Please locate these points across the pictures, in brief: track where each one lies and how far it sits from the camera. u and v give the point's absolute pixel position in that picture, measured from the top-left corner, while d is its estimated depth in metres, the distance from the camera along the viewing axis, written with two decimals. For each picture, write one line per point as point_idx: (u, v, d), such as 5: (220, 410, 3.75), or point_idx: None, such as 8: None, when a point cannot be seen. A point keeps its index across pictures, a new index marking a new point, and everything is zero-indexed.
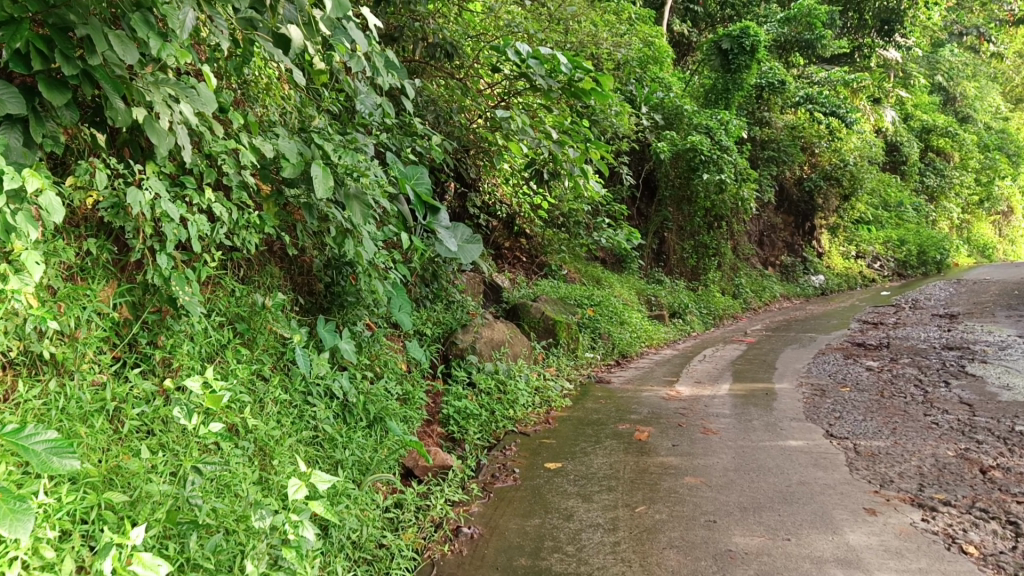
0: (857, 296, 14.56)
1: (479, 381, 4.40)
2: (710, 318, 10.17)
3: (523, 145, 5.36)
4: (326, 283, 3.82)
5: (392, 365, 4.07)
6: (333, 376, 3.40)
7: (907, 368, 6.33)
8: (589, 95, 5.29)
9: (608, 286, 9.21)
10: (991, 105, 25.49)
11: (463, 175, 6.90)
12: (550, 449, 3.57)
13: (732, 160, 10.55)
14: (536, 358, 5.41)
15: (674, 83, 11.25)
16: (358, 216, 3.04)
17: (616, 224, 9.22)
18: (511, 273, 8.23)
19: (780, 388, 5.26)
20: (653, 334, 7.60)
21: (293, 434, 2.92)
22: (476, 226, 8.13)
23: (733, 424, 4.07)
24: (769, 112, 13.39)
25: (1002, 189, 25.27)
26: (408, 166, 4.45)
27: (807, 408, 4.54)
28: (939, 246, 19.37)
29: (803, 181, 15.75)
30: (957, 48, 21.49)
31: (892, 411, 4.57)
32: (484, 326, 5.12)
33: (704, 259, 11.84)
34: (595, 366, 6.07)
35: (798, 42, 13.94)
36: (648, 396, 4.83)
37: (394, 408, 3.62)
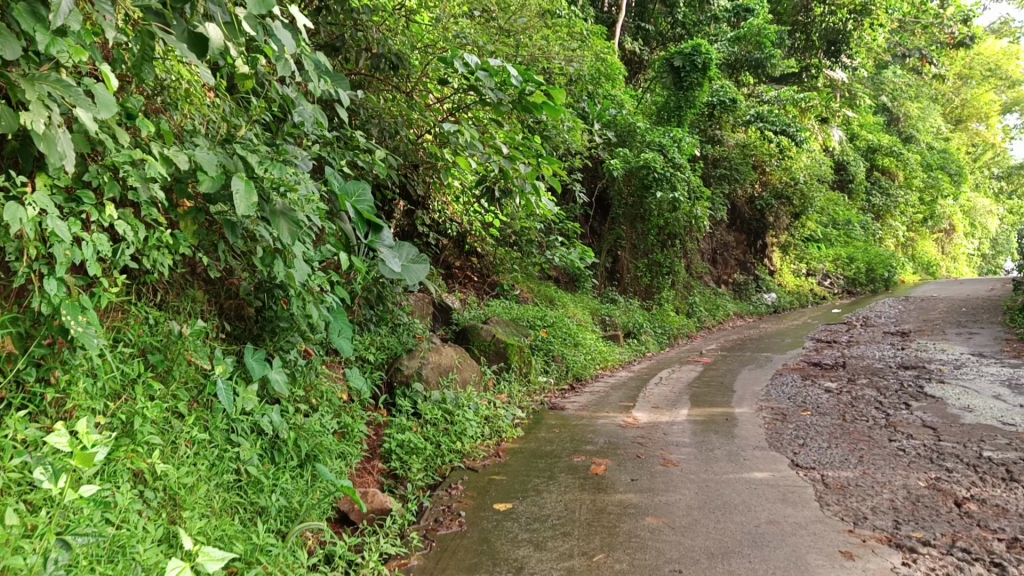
0: (809, 313, 14.60)
1: (424, 411, 4.13)
2: (665, 337, 10.02)
3: (471, 160, 5.13)
4: (256, 308, 3.53)
5: (328, 396, 3.78)
6: (260, 411, 3.11)
7: (866, 389, 6.19)
8: (541, 109, 5.08)
9: (562, 305, 9.01)
10: (933, 125, 26.07)
11: (411, 192, 6.64)
12: (499, 487, 3.30)
13: (685, 177, 10.44)
14: (486, 384, 5.13)
15: (627, 100, 11.14)
16: (286, 235, 2.77)
17: (570, 242, 9.03)
18: (462, 294, 7.98)
19: (739, 413, 5.07)
20: (608, 355, 7.39)
21: (210, 479, 2.62)
22: (425, 245, 7.86)
23: (693, 454, 3.85)
24: (720, 130, 13.38)
25: (944, 208, 25.81)
26: (350, 181, 4.20)
27: (769, 435, 4.34)
28: (886, 264, 19.63)
29: (755, 200, 15.80)
30: (900, 70, 21.90)
31: (856, 437, 4.40)
32: (431, 351, 4.83)
33: (657, 278, 11.73)
34: (549, 392, 5.82)
35: (747, 61, 13.98)
36: (604, 423, 4.59)
37: (329, 444, 3.33)
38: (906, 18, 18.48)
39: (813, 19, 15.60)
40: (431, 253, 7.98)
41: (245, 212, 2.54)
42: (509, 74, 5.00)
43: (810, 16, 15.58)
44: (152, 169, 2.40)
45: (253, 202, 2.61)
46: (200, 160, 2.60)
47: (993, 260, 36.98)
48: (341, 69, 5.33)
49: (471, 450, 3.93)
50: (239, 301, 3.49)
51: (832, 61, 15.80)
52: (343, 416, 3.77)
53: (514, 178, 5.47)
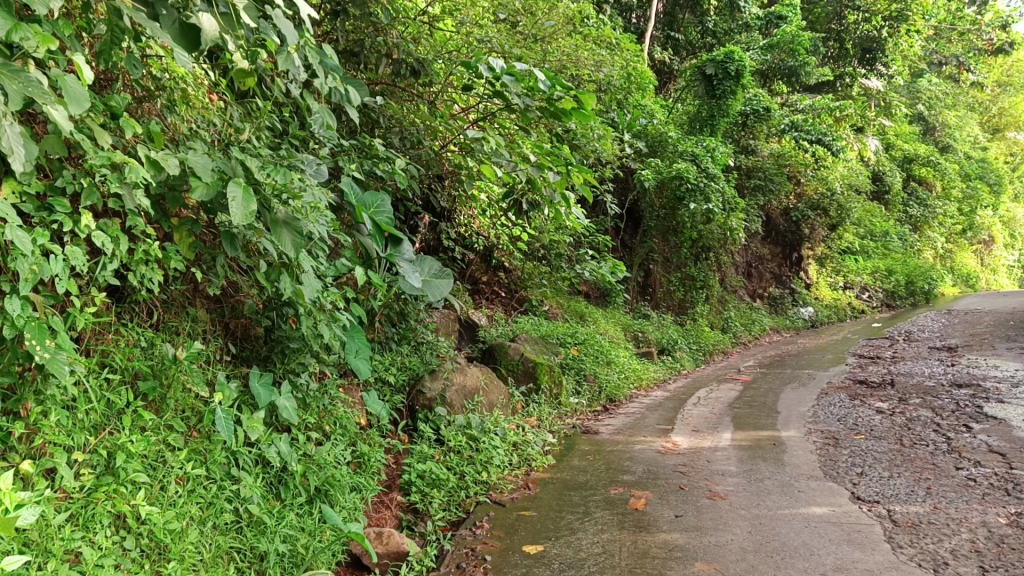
0: (848, 328, 14.10)
1: (448, 437, 3.83)
2: (700, 354, 9.65)
3: (497, 168, 4.85)
4: (265, 327, 3.26)
5: (343, 422, 3.49)
6: (266, 442, 2.86)
7: (921, 410, 5.78)
8: (570, 115, 4.80)
9: (593, 321, 8.67)
10: (970, 134, 25.42)
11: (435, 204, 6.37)
12: (529, 525, 2.97)
13: (719, 188, 10.09)
14: (514, 407, 4.81)
15: (657, 109, 10.82)
16: (290, 248, 2.51)
17: (600, 256, 8.71)
18: (489, 310, 7.69)
19: (787, 437, 4.70)
20: (642, 373, 7.05)
21: (203, 521, 2.35)
22: (451, 259, 7.58)
23: (742, 486, 3.50)
24: (754, 140, 13.01)
25: (983, 219, 25.13)
26: (369, 193, 4.01)
27: (823, 463, 3.98)
28: (926, 276, 19.07)
29: (790, 211, 15.37)
30: (936, 78, 21.32)
31: (920, 465, 4.01)
32: (455, 371, 4.53)
33: (691, 292, 11.39)
34: (581, 414, 5.49)
35: (781, 69, 13.61)
36: (641, 449, 4.26)
37: (342, 477, 3.05)
38: (942, 25, 17.99)
39: (847, 26, 15.19)
40: (457, 268, 7.70)
41: (242, 220, 2.29)
42: (536, 79, 4.72)
43: (844, 23, 15.18)
44: (136, 174, 2.14)
45: (251, 210, 2.37)
46: (194, 165, 2.37)
47: None
48: (360, 75, 5.08)
49: (498, 480, 3.61)
50: (246, 319, 3.23)
51: (867, 69, 15.37)
52: (360, 444, 3.49)
53: (542, 189, 5.20)
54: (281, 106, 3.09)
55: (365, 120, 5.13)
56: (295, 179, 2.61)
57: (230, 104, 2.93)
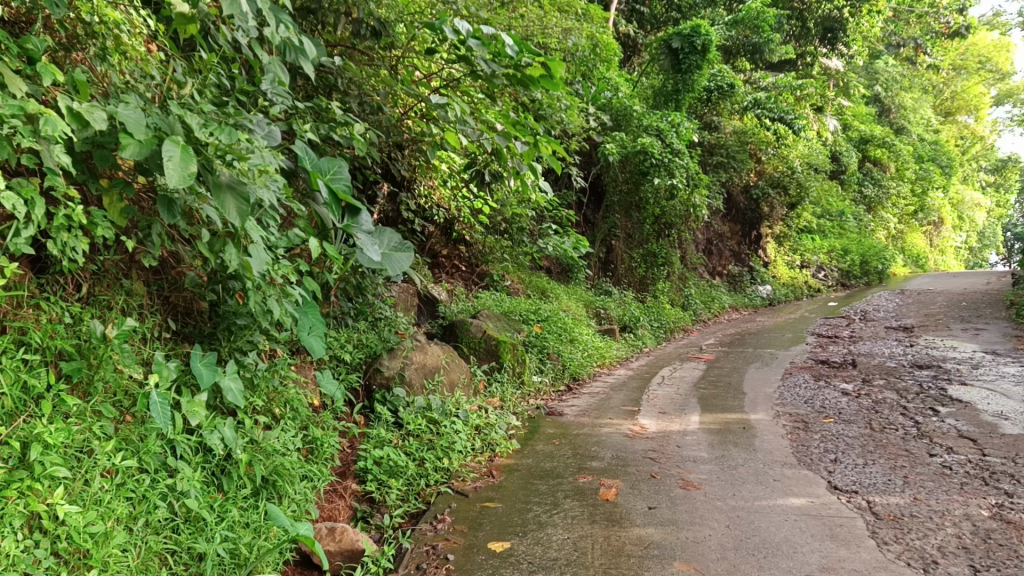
0: (805, 307, 14.18)
1: (407, 419, 3.61)
2: (661, 331, 9.57)
3: (461, 137, 4.59)
4: (209, 302, 3.01)
5: (295, 405, 3.26)
6: (209, 428, 2.63)
7: (886, 392, 5.71)
8: (539, 82, 4.56)
9: (554, 297, 8.50)
10: (925, 117, 25.69)
11: (394, 173, 6.10)
12: (494, 518, 2.78)
13: (683, 164, 9.95)
14: (476, 387, 4.61)
15: (622, 82, 10.60)
16: (235, 215, 2.26)
17: (563, 231, 8.53)
18: (450, 285, 7.47)
19: (756, 420, 4.58)
20: (605, 352, 6.90)
21: (134, 520, 2.13)
22: (410, 232, 7.32)
23: (716, 473, 3.35)
24: (717, 116, 12.87)
25: (935, 200, 25.53)
26: (326, 158, 3.81)
27: (795, 448, 3.85)
28: (880, 256, 19.29)
29: (750, 189, 15.32)
30: (895, 60, 21.35)
31: (893, 451, 3.90)
32: (415, 350, 4.31)
33: (652, 269, 11.31)
34: (544, 394, 5.31)
35: (745, 46, 13.50)
36: (609, 433, 4.10)
37: (291, 466, 2.83)
38: (902, 7, 18.00)
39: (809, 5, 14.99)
40: (416, 241, 7.44)
41: (178, 183, 2.04)
42: (503, 43, 4.47)
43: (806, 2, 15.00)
44: (54, 127, 1.87)
45: (190, 171, 2.11)
46: (125, 120, 2.10)
47: (979, 253, 36.84)
48: (316, 34, 4.76)
49: (459, 467, 3.40)
50: (189, 293, 2.97)
51: (829, 48, 15.29)
52: (313, 428, 3.26)
53: (507, 159, 4.97)
54: (225, 59, 2.82)
55: (320, 82, 4.82)
56: (242, 139, 2.35)
57: (172, 56, 2.65)
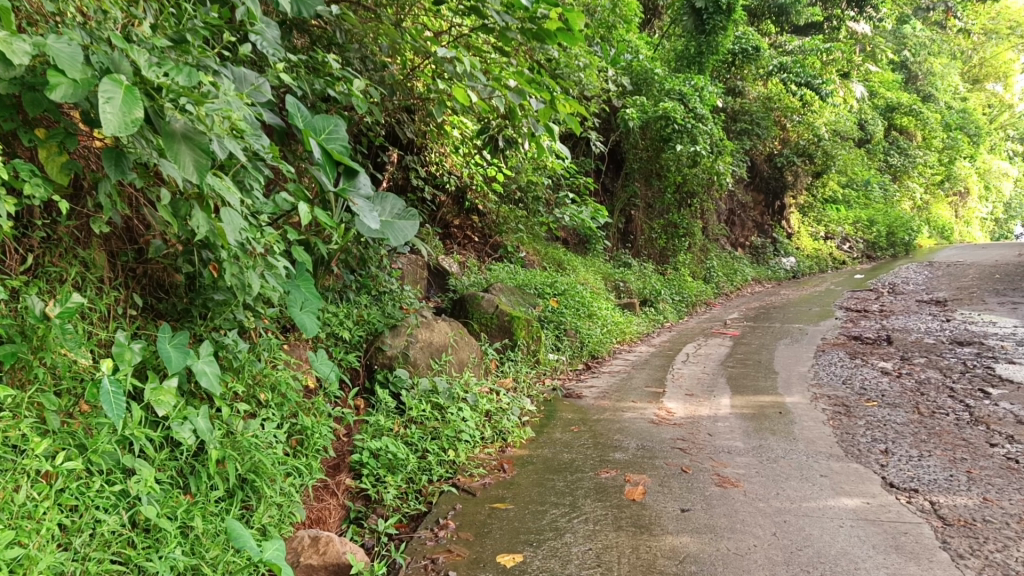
0: (829, 279, 13.73)
1: (409, 404, 3.26)
2: (683, 305, 9.18)
3: (473, 98, 4.19)
4: (184, 275, 2.67)
5: (283, 390, 2.92)
6: (178, 419, 2.32)
7: (929, 372, 5.30)
8: (556, 37, 4.15)
9: (572, 270, 8.11)
10: (954, 84, 24.85)
11: (400, 138, 5.71)
12: (504, 523, 2.44)
13: (707, 130, 9.47)
14: (487, 367, 4.25)
15: (642, 45, 10.09)
16: (191, 171, 1.90)
17: (580, 200, 8.13)
18: (462, 257, 7.11)
19: (792, 403, 4.19)
20: (625, 327, 6.53)
21: (75, 535, 1.80)
22: (420, 201, 6.95)
23: (754, 466, 3.00)
24: (741, 81, 12.34)
25: (962, 170, 24.82)
26: (320, 116, 3.47)
27: (839, 437, 3.47)
28: (907, 227, 18.74)
29: (774, 157, 14.78)
30: (924, 24, 20.47)
31: (949, 440, 3.50)
32: (420, 327, 3.96)
33: (673, 240, 10.91)
34: (560, 374, 4.95)
35: (770, 8, 12.97)
36: (632, 418, 3.74)
37: (274, 464, 2.49)
38: None
39: None
40: (426, 211, 7.06)
41: (115, 129, 1.69)
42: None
43: None
44: None
45: (135, 117, 1.75)
46: (56, 55, 1.72)
47: (1005, 225, 36.06)
48: None
49: (466, 460, 3.05)
50: (159, 265, 2.63)
51: (856, 11, 14.63)
52: (303, 416, 2.92)
53: (521, 121, 4.57)
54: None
55: (318, 35, 4.42)
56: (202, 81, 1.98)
57: None
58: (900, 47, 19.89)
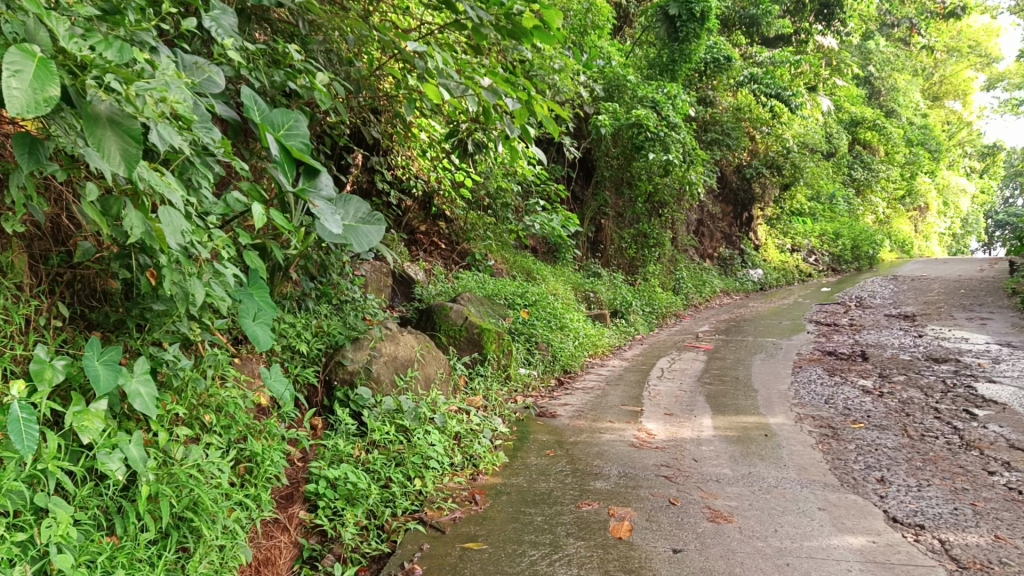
0: (797, 292, 13.67)
1: (371, 426, 2.98)
2: (653, 317, 9.00)
3: (443, 97, 3.93)
4: (120, 281, 2.38)
5: (231, 412, 2.63)
6: (106, 448, 2.03)
7: (911, 391, 5.13)
8: (533, 36, 3.89)
9: (541, 279, 7.87)
10: (916, 101, 25.09)
11: (366, 138, 5.43)
12: (477, 569, 2.18)
13: (680, 138, 9.29)
14: (455, 384, 3.98)
15: (615, 51, 9.91)
16: (117, 161, 1.58)
17: (551, 207, 7.90)
18: (428, 264, 6.84)
19: (777, 425, 3.99)
20: (597, 340, 6.31)
21: None
22: (385, 205, 6.66)
23: (744, 497, 2.77)
24: (712, 90, 12.21)
25: (923, 186, 25.09)
26: (279, 110, 3.20)
27: (832, 464, 3.26)
28: (871, 241, 18.87)
29: (742, 168, 14.72)
30: (890, 41, 20.59)
31: (946, 468, 3.31)
32: (384, 340, 3.68)
33: (643, 250, 10.74)
34: (532, 390, 4.69)
35: (742, 18, 12.90)
36: (611, 440, 3.50)
37: (217, 500, 2.20)
38: None
39: None
40: (392, 215, 6.78)
41: (19, 109, 1.38)
42: None
43: None
44: None
45: (49, 95, 1.46)
46: None
47: (962, 241, 36.64)
48: None
49: (433, 491, 2.79)
50: (91, 269, 2.34)
51: (824, 25, 14.59)
52: (253, 440, 2.63)
53: (494, 124, 4.31)
54: None
55: (280, 25, 4.13)
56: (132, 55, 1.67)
57: None
58: (865, 62, 19.99)
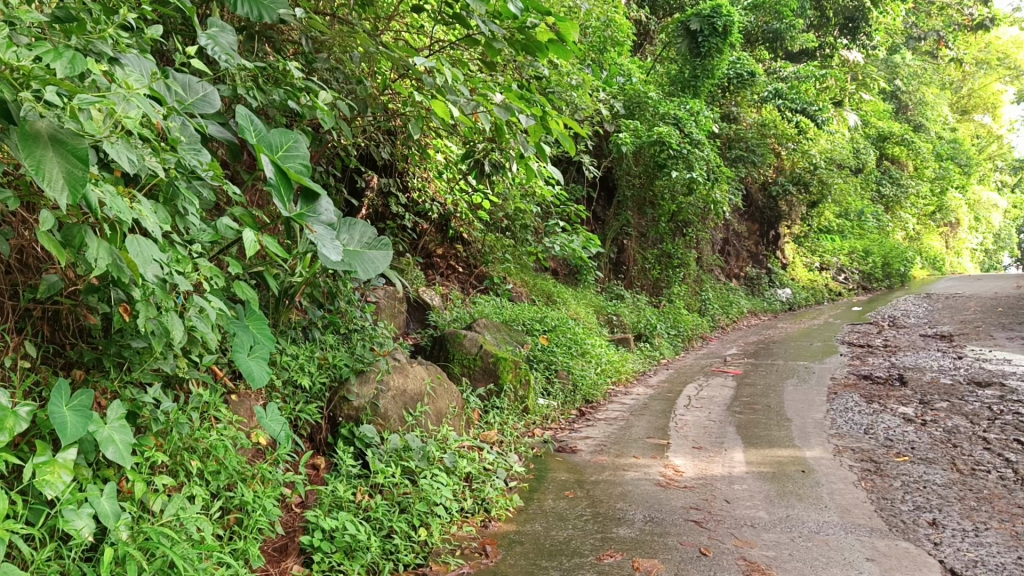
0: (827, 312, 13.31)
1: (375, 468, 2.76)
2: (679, 340, 8.72)
3: (453, 115, 3.73)
4: (96, 318, 2.19)
5: (220, 456, 2.43)
6: (73, 504, 1.84)
7: (955, 419, 4.82)
8: (548, 50, 3.68)
9: (562, 302, 7.64)
10: (944, 116, 24.61)
11: (377, 160, 5.27)
12: None
13: (704, 155, 9.05)
14: (467, 417, 3.76)
15: (635, 69, 9.72)
16: (60, 186, 1.39)
17: (571, 228, 7.68)
18: (444, 289, 6.65)
19: (814, 458, 3.71)
20: (621, 366, 6.06)
21: None
22: (400, 229, 6.48)
23: (783, 545, 2.52)
24: (736, 106, 11.96)
25: (953, 201, 24.57)
26: (277, 130, 3.03)
27: (879, 505, 2.99)
28: (903, 258, 18.47)
29: (768, 186, 14.44)
30: (917, 55, 20.22)
31: (1004, 509, 3.02)
32: (392, 373, 3.48)
33: (667, 271, 10.48)
34: (552, 422, 4.45)
35: (765, 33, 12.63)
36: (636, 479, 3.26)
37: (197, 557, 1.99)
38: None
39: None
40: (407, 239, 6.59)
41: None
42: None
43: None
44: None
45: None
46: None
47: (994, 257, 35.85)
48: None
49: (440, 541, 2.56)
50: (64, 304, 2.15)
51: (849, 39, 14.29)
52: (244, 487, 2.43)
53: (509, 142, 4.10)
54: None
55: (283, 43, 3.96)
56: (74, 62, 1.50)
57: None
58: (891, 76, 19.62)
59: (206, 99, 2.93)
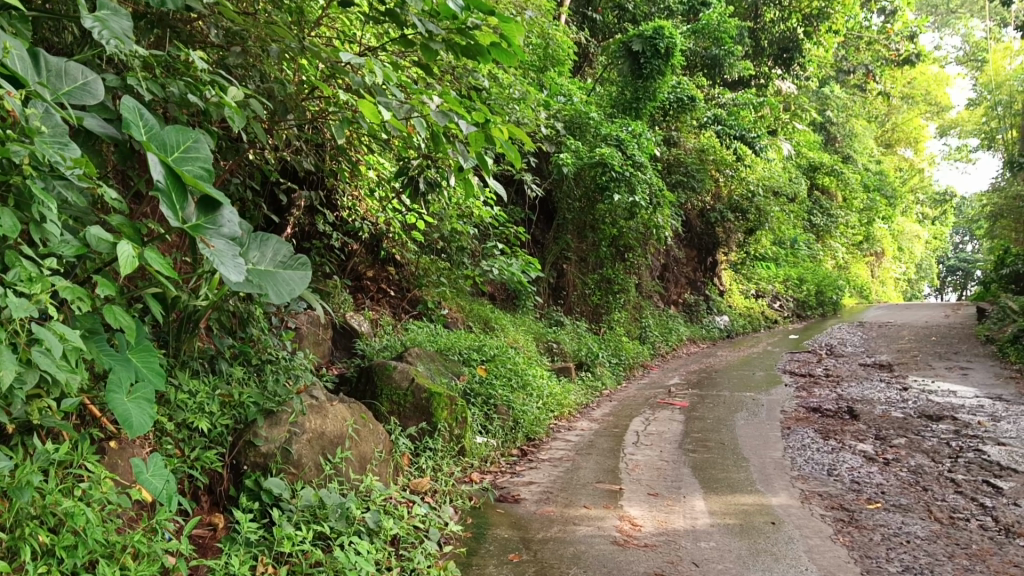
0: (765, 339, 13.21)
1: (280, 534, 2.29)
2: (621, 369, 8.40)
3: (384, 119, 3.27)
4: None
5: (78, 524, 1.94)
6: None
7: (917, 457, 4.53)
8: (490, 54, 3.20)
9: (501, 328, 7.22)
10: (871, 149, 25.14)
11: (300, 173, 4.80)
12: None
13: (646, 178, 8.78)
14: (394, 463, 3.30)
15: (575, 88, 9.43)
16: None
17: (510, 251, 7.29)
18: (375, 314, 6.18)
19: (782, 506, 3.36)
20: (563, 399, 5.66)
21: None
22: (327, 249, 5.99)
23: None
24: (676, 131, 11.79)
25: (879, 232, 25.09)
26: (174, 127, 2.52)
27: (864, 565, 2.64)
28: (834, 286, 18.67)
29: (706, 212, 14.32)
30: (846, 88, 20.54)
31: (998, 568, 2.70)
32: (308, 413, 3.00)
33: (607, 297, 10.18)
34: (490, 465, 4.02)
35: (703, 58, 12.45)
36: (588, 536, 2.85)
37: None
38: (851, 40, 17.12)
39: (763, 24, 13.92)
40: (335, 260, 6.10)
41: None
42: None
43: (760, 20, 13.92)
44: None
45: None
46: None
47: (916, 285, 36.85)
48: None
49: None
50: None
51: (783, 69, 14.29)
52: (109, 565, 1.93)
53: (446, 152, 3.67)
54: None
55: (190, 35, 3.49)
56: None
57: None
58: (822, 107, 19.83)
59: (87, 87, 2.41)
